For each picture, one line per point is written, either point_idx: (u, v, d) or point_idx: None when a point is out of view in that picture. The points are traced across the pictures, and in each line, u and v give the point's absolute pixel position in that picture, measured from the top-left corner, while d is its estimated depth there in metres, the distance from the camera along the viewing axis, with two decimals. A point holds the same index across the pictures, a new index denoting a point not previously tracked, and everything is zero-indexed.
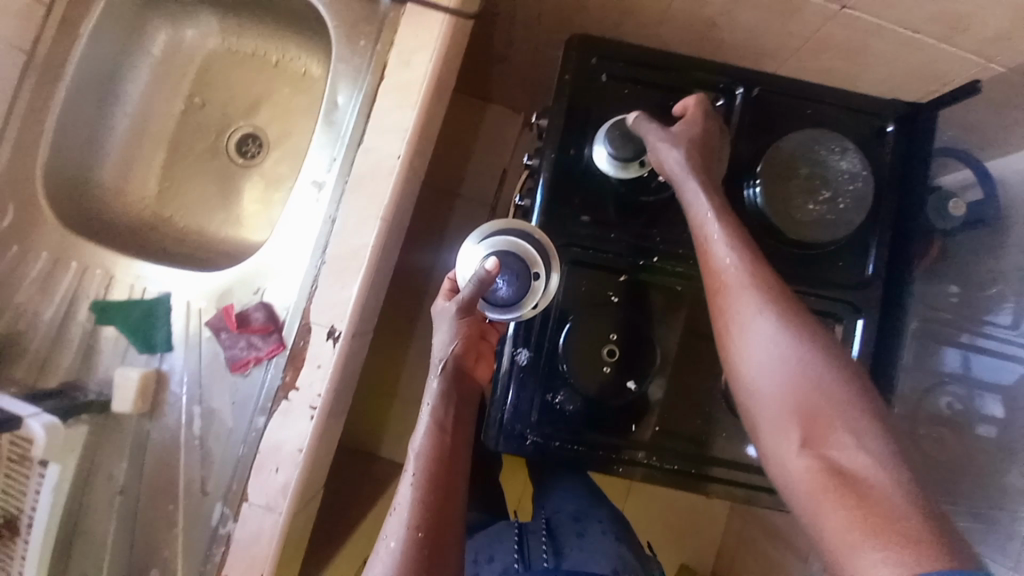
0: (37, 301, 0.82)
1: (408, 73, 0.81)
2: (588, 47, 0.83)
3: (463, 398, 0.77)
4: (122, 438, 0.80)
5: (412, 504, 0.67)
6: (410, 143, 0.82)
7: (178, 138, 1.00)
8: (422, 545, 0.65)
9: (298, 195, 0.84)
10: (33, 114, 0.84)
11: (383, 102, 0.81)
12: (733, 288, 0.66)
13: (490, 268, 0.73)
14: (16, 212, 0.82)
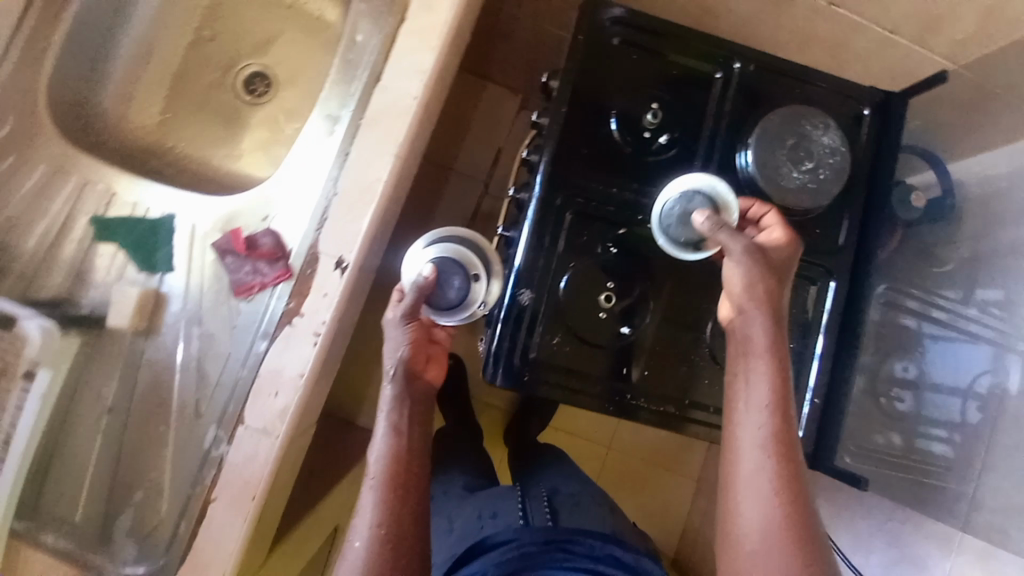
0: (31, 213, 0.80)
1: (428, 18, 0.83)
2: (602, 12, 0.87)
3: (417, 402, 0.79)
4: (115, 357, 0.78)
5: (374, 507, 0.69)
6: (426, 88, 0.83)
7: (182, 70, 0.98)
8: (384, 545, 0.67)
9: (312, 127, 0.85)
10: (38, 26, 0.82)
11: (403, 46, 0.83)
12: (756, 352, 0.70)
13: (428, 275, 0.79)
14: (17, 121, 0.81)
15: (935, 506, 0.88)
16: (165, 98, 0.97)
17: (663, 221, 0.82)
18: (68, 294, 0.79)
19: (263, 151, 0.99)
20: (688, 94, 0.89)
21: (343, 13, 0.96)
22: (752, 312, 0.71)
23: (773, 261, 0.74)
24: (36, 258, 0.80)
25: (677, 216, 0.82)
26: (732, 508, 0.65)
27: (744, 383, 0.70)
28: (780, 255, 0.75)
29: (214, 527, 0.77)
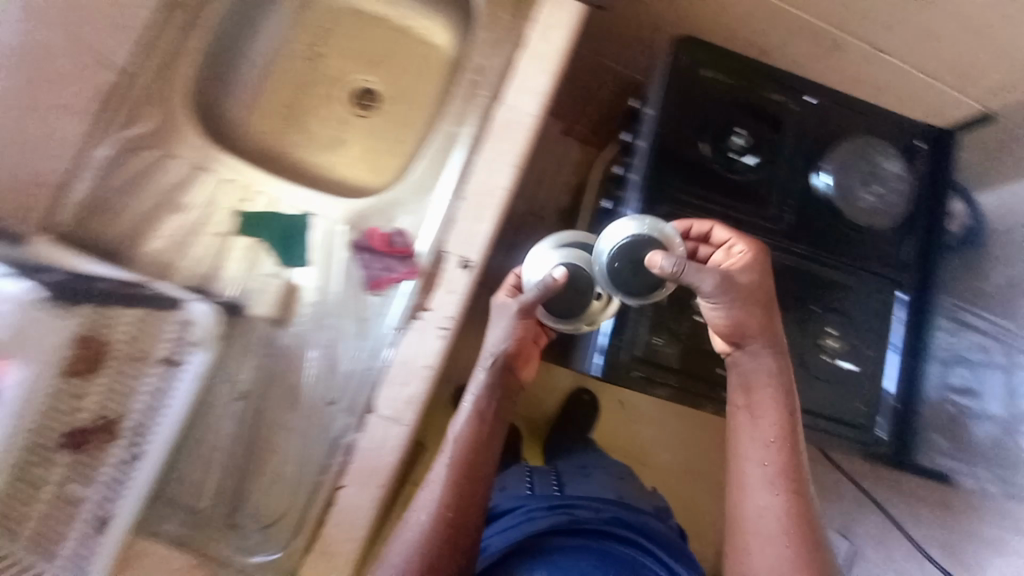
0: (167, 207, 0.84)
1: (547, 43, 0.88)
2: (688, 48, 0.95)
3: (511, 393, 0.80)
4: (252, 343, 0.82)
5: (444, 483, 0.74)
6: (543, 106, 0.87)
7: (291, 80, 1.00)
8: (449, 521, 0.72)
9: (444, 140, 0.91)
10: (179, 35, 0.85)
11: (527, 64, 0.87)
12: (767, 392, 0.73)
13: (558, 277, 0.74)
14: (159, 121, 0.85)
15: (985, 513, 0.91)
16: (274, 105, 0.99)
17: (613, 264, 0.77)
18: (206, 283, 0.82)
19: (369, 158, 1.00)
20: (767, 121, 0.97)
21: (452, 36, 1.02)
22: (756, 350, 0.74)
23: (748, 291, 0.73)
24: (174, 249, 0.83)
25: (627, 267, 0.76)
26: (738, 498, 0.73)
27: (750, 423, 0.73)
28: (750, 280, 0.73)
29: (341, 522, 0.75)
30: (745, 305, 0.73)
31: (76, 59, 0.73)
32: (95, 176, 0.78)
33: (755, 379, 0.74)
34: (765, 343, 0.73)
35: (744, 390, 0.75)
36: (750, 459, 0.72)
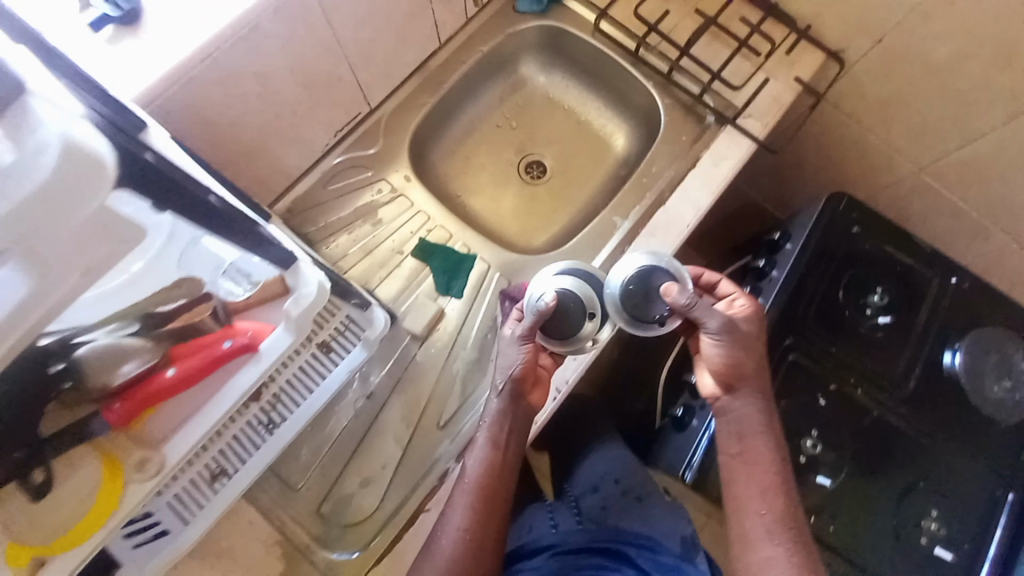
0: (362, 216, 0.96)
1: (716, 169, 0.99)
2: (850, 206, 1.03)
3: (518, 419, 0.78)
4: (392, 350, 0.90)
5: (461, 510, 0.73)
6: (699, 219, 0.96)
7: (481, 138, 1.16)
8: (468, 549, 0.71)
9: (602, 227, 1.01)
10: (422, 88, 1.04)
11: (692, 180, 0.98)
12: (755, 426, 0.78)
13: (551, 302, 0.76)
14: (381, 147, 1.00)
15: None
16: (462, 155, 1.14)
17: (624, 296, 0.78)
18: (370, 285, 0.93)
19: (524, 222, 1.12)
20: (907, 288, 1.00)
21: (626, 140, 1.16)
22: (750, 395, 0.79)
23: (748, 338, 0.78)
24: (355, 249, 0.95)
25: (639, 291, 0.78)
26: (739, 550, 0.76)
27: (758, 474, 0.77)
28: (750, 329, 0.79)
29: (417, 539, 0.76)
30: (744, 347, 0.78)
31: (356, 88, 0.91)
32: (320, 177, 0.96)
33: (748, 418, 0.78)
34: (757, 384, 0.79)
35: (736, 433, 0.79)
36: (755, 504, 0.76)
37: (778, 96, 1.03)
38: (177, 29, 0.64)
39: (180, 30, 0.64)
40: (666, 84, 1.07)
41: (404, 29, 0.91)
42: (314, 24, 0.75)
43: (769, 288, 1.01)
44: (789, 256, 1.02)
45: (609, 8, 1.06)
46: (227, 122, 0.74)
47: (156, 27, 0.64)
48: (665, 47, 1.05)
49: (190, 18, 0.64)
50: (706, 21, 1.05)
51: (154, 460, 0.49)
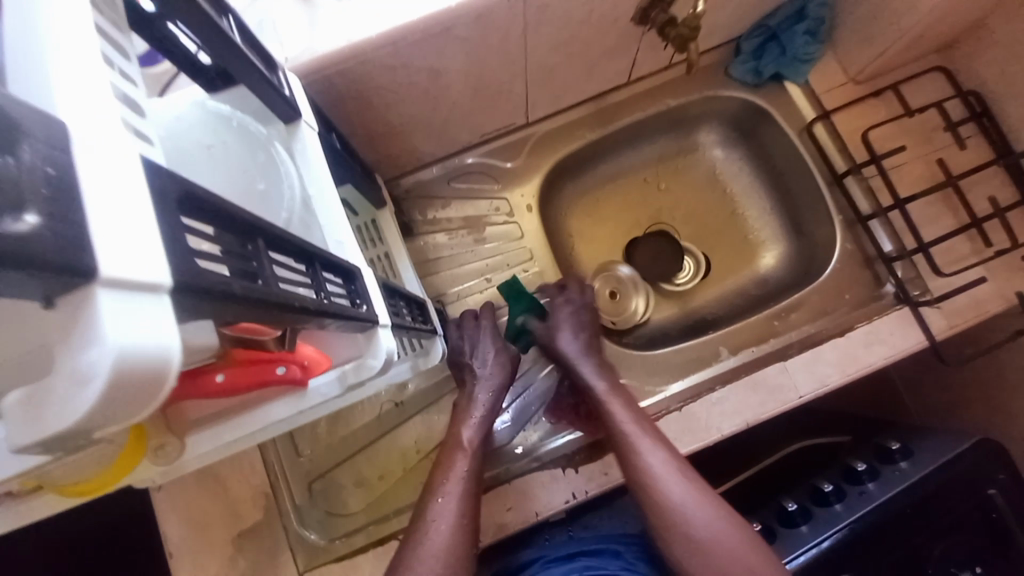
0: (471, 224, 0.93)
1: (862, 352, 0.82)
2: (1003, 463, 0.81)
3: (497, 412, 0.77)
4: (437, 372, 0.87)
5: (457, 505, 0.64)
6: (811, 396, 0.82)
7: (626, 189, 1.05)
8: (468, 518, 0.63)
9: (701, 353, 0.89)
10: (588, 119, 0.94)
11: (826, 351, 0.82)
12: (657, 461, 0.66)
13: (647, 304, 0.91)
14: (522, 164, 0.93)
15: None
16: (599, 198, 1.04)
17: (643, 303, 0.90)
18: (444, 298, 0.91)
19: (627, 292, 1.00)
20: None
21: (779, 261, 0.99)
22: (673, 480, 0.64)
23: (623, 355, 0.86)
24: (449, 258, 0.92)
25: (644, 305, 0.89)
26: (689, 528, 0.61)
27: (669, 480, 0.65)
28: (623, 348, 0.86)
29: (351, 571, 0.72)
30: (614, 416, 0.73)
31: (520, 101, 0.84)
32: (450, 172, 0.92)
33: (658, 494, 0.64)
34: (664, 444, 0.68)
35: (670, 523, 0.62)
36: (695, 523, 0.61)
37: (985, 305, 0.82)
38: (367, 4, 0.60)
39: (365, 7, 0.59)
40: (857, 228, 0.88)
41: (596, 58, 0.81)
42: (508, 35, 0.67)
43: (850, 501, 0.84)
44: (890, 478, 0.85)
45: (833, 114, 0.89)
46: (381, 101, 0.70)
47: None
48: (879, 186, 0.86)
49: None
50: (943, 178, 0.85)
51: (172, 447, 0.46)
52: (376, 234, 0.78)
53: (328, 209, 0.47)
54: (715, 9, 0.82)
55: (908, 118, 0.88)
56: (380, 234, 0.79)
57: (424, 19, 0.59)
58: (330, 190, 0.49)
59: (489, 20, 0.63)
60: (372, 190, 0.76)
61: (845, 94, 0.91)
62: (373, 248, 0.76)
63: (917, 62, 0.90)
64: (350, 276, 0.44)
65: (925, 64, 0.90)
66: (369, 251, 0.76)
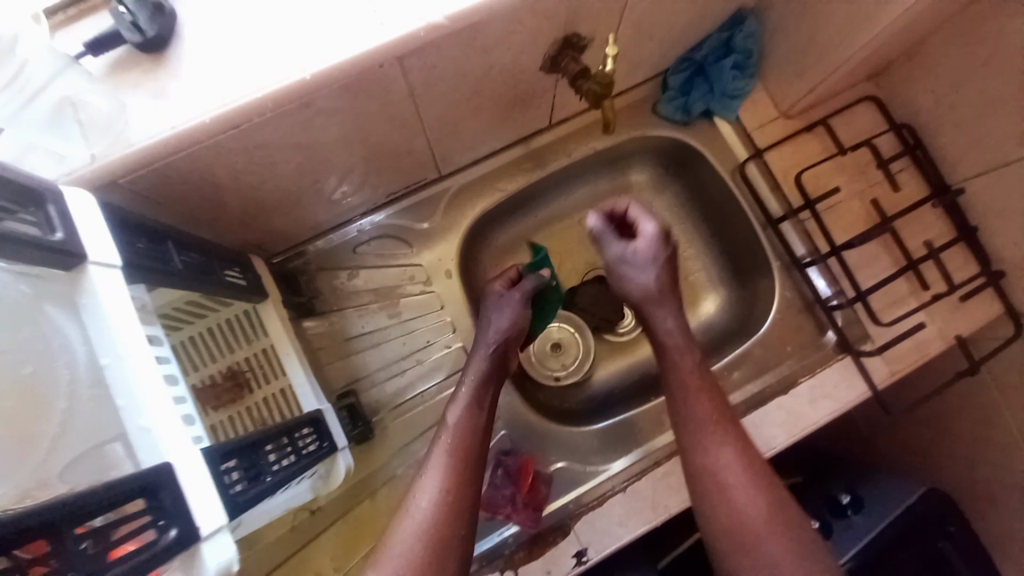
0: (383, 294, 0.81)
1: (808, 408, 0.78)
2: (949, 509, 0.80)
3: (485, 402, 0.66)
4: (357, 471, 0.76)
5: (436, 499, 0.58)
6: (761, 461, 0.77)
7: (560, 233, 0.95)
8: (452, 517, 0.57)
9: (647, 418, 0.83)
10: (508, 167, 0.85)
11: (771, 411, 0.78)
12: (712, 427, 0.65)
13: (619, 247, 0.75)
14: (438, 222, 0.82)
15: None
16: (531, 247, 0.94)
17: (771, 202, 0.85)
18: (358, 384, 0.79)
19: (569, 346, 0.92)
20: None
21: (722, 306, 0.93)
22: (716, 443, 0.64)
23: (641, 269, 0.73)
24: (361, 335, 0.80)
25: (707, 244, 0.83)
26: (728, 496, 0.61)
27: (714, 442, 0.64)
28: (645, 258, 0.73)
29: None
30: (678, 358, 0.70)
31: (426, 157, 0.73)
32: (356, 236, 0.80)
33: (718, 480, 0.62)
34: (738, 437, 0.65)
35: (715, 486, 0.62)
36: (739, 494, 0.61)
37: (926, 347, 0.80)
38: (199, 82, 0.48)
39: (196, 87, 0.48)
40: (795, 273, 0.84)
41: (509, 109, 0.72)
42: (393, 101, 0.57)
43: None
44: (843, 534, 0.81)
45: (764, 154, 0.84)
46: (242, 181, 0.58)
47: (188, 66, 0.48)
48: (814, 229, 0.82)
49: (229, 63, 0.48)
50: (878, 218, 0.82)
51: None
52: (199, 353, 0.62)
53: (128, 384, 0.37)
54: (638, 46, 0.74)
55: (841, 156, 0.83)
56: (217, 351, 0.63)
57: (272, 98, 0.48)
58: (133, 356, 0.38)
59: (363, 90, 0.52)
60: (243, 286, 0.62)
61: (778, 130, 0.85)
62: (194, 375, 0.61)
63: (847, 92, 0.86)
64: (156, 488, 0.35)
65: (856, 94, 0.86)
66: (194, 374, 0.61)
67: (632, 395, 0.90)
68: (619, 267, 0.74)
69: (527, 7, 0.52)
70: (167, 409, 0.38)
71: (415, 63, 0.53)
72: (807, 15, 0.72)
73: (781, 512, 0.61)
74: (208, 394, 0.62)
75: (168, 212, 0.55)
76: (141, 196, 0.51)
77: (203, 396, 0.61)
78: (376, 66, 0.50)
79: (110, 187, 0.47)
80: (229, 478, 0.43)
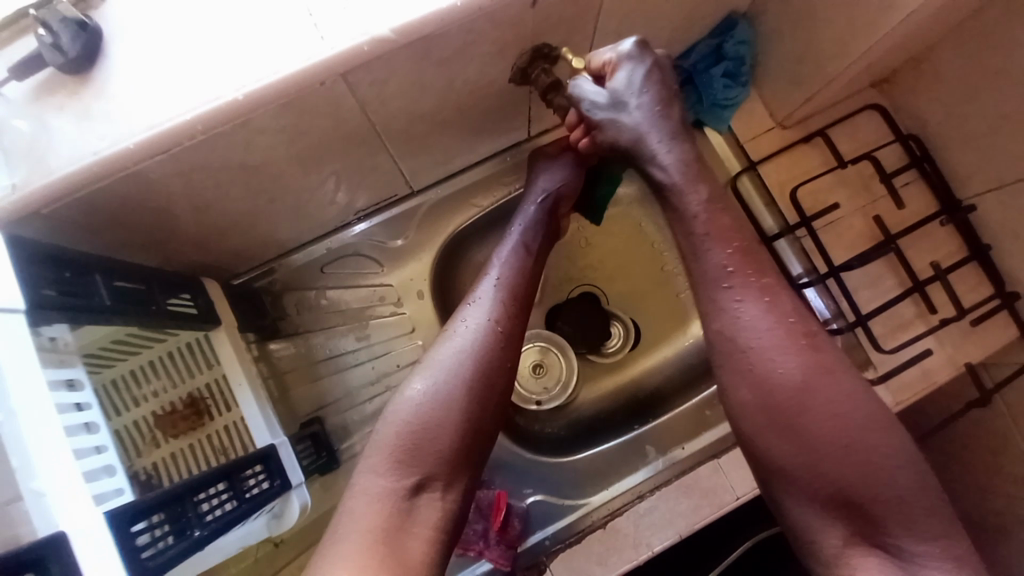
0: (353, 315, 0.78)
1: None
2: None
3: (532, 249, 0.66)
4: (321, 503, 0.72)
5: (468, 347, 0.57)
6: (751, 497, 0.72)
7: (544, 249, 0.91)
8: (480, 369, 0.56)
9: (630, 447, 0.78)
10: (486, 180, 0.80)
11: None
12: (788, 356, 0.51)
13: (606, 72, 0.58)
14: (411, 240, 0.79)
15: None
16: None
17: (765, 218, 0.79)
18: (325, 410, 0.76)
19: (552, 366, 0.87)
20: None
21: None
22: (792, 364, 0.51)
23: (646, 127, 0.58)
24: (329, 358, 0.77)
25: None
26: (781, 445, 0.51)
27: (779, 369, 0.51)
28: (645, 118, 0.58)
29: None
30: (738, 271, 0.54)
31: (394, 172, 0.69)
32: (324, 254, 0.76)
33: (780, 431, 0.51)
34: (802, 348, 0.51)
35: (766, 433, 0.52)
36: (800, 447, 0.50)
37: (933, 375, 0.74)
38: (126, 101, 0.44)
39: (122, 108, 0.44)
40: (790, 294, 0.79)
41: (481, 122, 0.68)
42: (345, 118, 0.53)
43: None
44: None
45: (758, 166, 0.79)
46: (186, 204, 0.54)
47: (115, 85, 0.45)
48: (810, 248, 0.77)
49: (158, 81, 0.44)
50: (881, 235, 0.76)
51: None
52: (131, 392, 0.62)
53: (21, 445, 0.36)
54: None
55: (841, 169, 0.78)
56: (167, 381, 0.62)
57: (204, 119, 0.44)
58: (31, 412, 0.37)
59: (307, 107, 0.49)
60: (193, 314, 0.59)
61: (773, 141, 0.80)
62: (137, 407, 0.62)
63: (848, 100, 0.80)
64: (44, 561, 0.34)
65: (858, 102, 0.80)
66: (121, 416, 0.61)
67: (618, 424, 0.85)
68: (602, 117, 0.58)
69: (485, 17, 0.48)
70: (69, 470, 0.37)
71: (364, 78, 0.49)
72: (804, 20, 0.67)
73: (848, 414, 0.49)
74: (156, 424, 0.62)
75: (99, 242, 0.52)
76: (69, 226, 0.48)
77: (156, 426, 0.62)
78: (318, 83, 0.46)
79: (27, 218, 0.44)
80: (147, 536, 0.42)
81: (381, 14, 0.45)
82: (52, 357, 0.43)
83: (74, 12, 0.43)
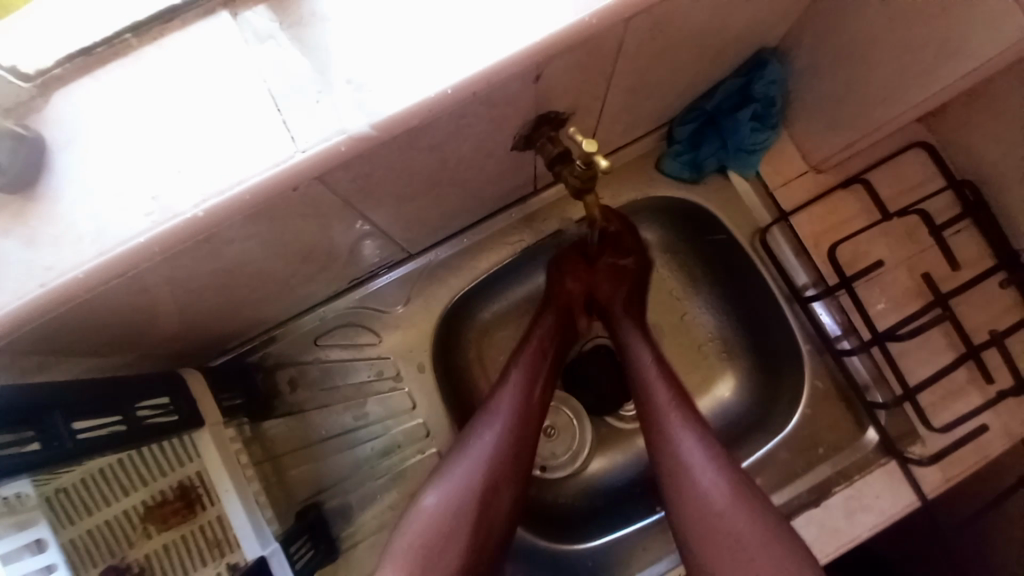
0: (351, 390, 0.72)
1: (843, 525, 0.67)
2: None
3: (549, 352, 0.69)
4: None
5: (476, 472, 0.60)
6: None
7: None
8: (486, 491, 0.59)
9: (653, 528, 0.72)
10: (490, 239, 0.73)
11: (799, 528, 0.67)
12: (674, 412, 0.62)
13: None
14: (410, 307, 0.73)
15: None
16: None
17: (800, 277, 0.72)
18: (324, 494, 0.71)
19: (567, 433, 0.80)
20: None
21: (743, 388, 0.80)
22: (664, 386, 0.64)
23: None
24: (327, 437, 0.72)
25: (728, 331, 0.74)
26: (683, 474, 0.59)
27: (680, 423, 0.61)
28: None
29: None
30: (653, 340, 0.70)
31: (387, 244, 0.63)
32: (316, 326, 0.71)
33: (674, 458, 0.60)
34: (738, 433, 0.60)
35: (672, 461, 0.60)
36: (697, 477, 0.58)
37: (990, 450, 0.67)
38: (72, 223, 0.38)
39: (66, 230, 0.38)
40: (828, 357, 0.72)
41: (481, 188, 0.61)
42: (327, 212, 0.47)
43: None
44: None
45: (791, 218, 0.71)
46: (154, 310, 0.49)
47: (58, 203, 0.39)
48: (852, 309, 0.69)
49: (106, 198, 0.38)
50: (931, 293, 0.68)
51: None
52: (105, 491, 0.53)
53: None
54: (633, 105, 0.62)
55: (886, 219, 0.70)
56: (155, 471, 0.56)
57: (160, 240, 0.38)
58: None
59: (281, 211, 0.43)
60: (172, 421, 0.54)
61: (807, 188, 0.72)
62: (112, 506, 0.54)
63: (893, 138, 0.71)
64: None
65: (906, 139, 0.71)
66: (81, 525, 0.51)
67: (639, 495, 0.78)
68: None
69: (479, 100, 0.42)
70: None
71: (343, 175, 0.43)
72: (847, 63, 0.59)
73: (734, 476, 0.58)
74: (144, 518, 0.55)
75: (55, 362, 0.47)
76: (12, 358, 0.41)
77: (146, 519, 0.55)
78: (291, 189, 0.40)
79: None
80: None
81: (359, 108, 0.39)
82: (9, 523, 0.41)
83: (5, 123, 0.38)
